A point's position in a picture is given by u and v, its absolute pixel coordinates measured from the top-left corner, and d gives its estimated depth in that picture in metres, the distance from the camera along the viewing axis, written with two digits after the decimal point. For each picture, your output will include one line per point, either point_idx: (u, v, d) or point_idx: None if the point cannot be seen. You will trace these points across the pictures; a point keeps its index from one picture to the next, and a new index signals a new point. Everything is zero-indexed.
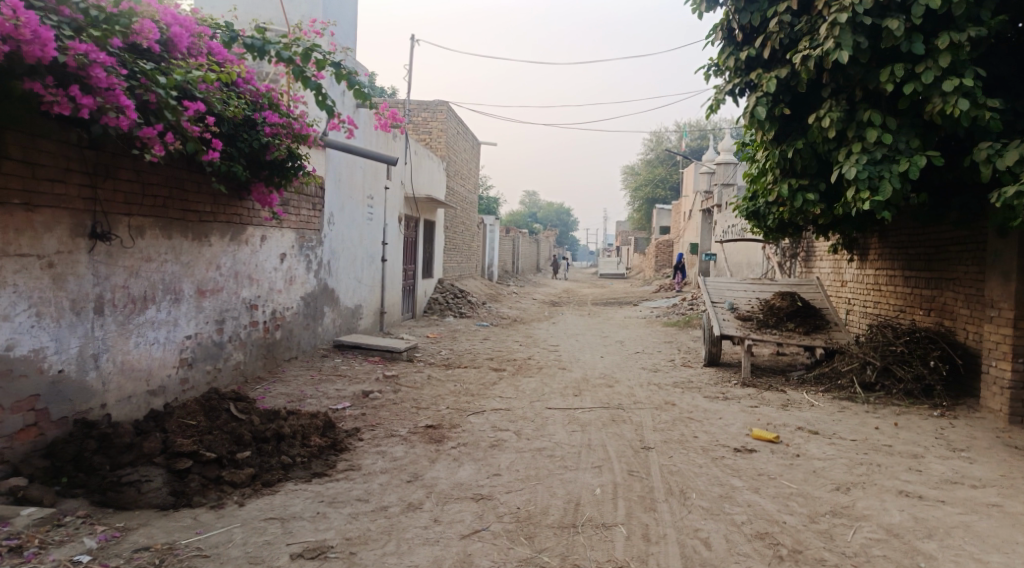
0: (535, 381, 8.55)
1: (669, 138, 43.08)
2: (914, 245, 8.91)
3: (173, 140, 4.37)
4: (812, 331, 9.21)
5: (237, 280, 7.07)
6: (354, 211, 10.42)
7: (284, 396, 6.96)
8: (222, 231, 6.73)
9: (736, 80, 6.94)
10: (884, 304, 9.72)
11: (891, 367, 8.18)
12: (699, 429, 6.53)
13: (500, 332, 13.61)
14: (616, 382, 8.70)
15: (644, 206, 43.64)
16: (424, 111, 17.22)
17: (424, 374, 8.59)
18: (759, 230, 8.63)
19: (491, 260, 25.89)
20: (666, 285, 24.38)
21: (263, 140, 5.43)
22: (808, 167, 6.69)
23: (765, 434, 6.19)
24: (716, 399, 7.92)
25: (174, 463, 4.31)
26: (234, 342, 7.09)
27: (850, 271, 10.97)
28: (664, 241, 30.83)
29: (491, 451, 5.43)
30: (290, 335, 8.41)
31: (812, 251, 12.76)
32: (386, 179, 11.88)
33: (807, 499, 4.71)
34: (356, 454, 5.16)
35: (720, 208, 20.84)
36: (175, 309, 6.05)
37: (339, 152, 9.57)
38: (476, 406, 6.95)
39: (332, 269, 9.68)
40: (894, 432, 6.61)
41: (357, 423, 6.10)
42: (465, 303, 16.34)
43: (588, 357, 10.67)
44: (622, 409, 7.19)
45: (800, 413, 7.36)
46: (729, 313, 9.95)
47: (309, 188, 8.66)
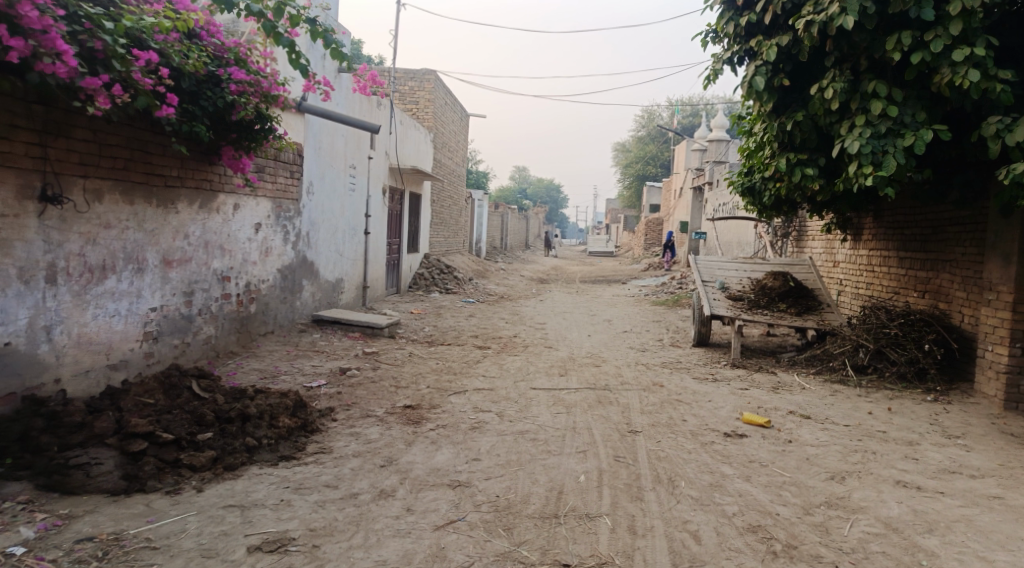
0: (520, 360, 8.29)
1: (661, 115, 42.61)
2: (910, 226, 8.68)
3: (120, 94, 4.08)
4: (804, 312, 8.99)
5: (207, 250, 6.73)
6: (335, 181, 10.04)
7: (256, 373, 6.66)
8: (191, 197, 6.37)
9: (735, 48, 6.61)
10: (878, 285, 9.51)
11: (884, 349, 7.98)
12: (688, 412, 6.31)
13: (486, 308, 13.32)
14: (603, 362, 8.45)
15: (635, 184, 43.29)
16: (411, 80, 16.73)
17: (406, 351, 8.31)
18: (752, 207, 8.36)
19: (479, 235, 25.54)
20: (655, 264, 24.15)
21: (227, 98, 5.07)
22: (808, 141, 6.38)
23: (756, 418, 5.97)
24: (705, 381, 7.71)
25: (128, 444, 4.00)
26: (204, 315, 6.76)
27: (843, 252, 10.76)
28: (654, 219, 30.54)
29: (470, 434, 5.16)
30: (266, 309, 8.09)
31: (804, 230, 12.55)
32: (370, 148, 11.49)
33: (801, 489, 4.49)
34: (327, 436, 4.88)
35: (711, 186, 20.57)
36: (138, 279, 5.72)
37: (320, 119, 9.19)
38: (457, 386, 6.68)
39: (312, 241, 9.33)
40: (888, 418, 6.42)
41: (331, 402, 5.82)
42: (451, 279, 16.02)
43: (575, 335, 10.42)
44: (609, 390, 6.95)
45: (791, 396, 7.15)
46: (720, 293, 9.72)
47: (286, 153, 8.28)
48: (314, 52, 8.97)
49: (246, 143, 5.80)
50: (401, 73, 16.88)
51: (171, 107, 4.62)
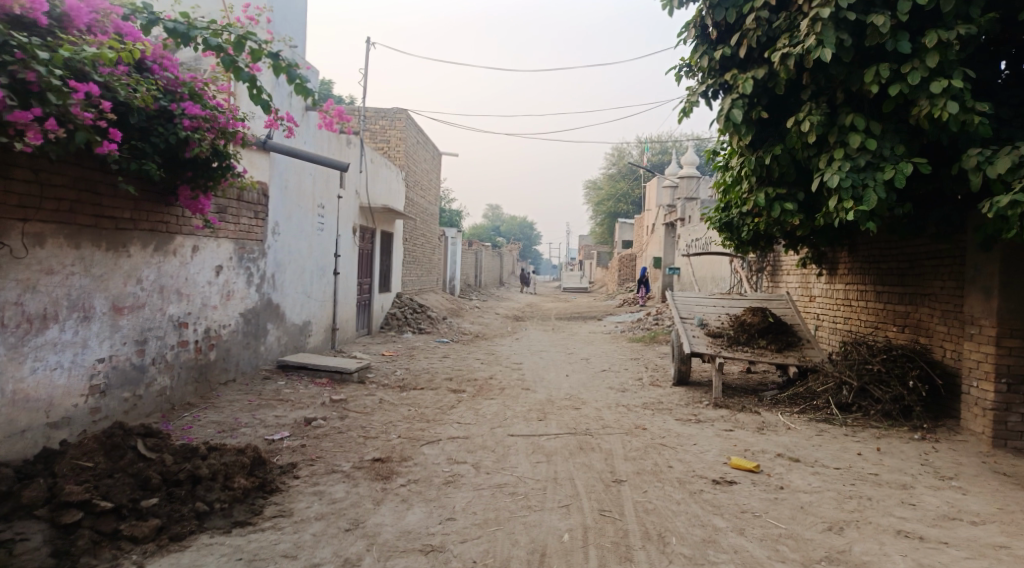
0: (496, 404, 7.94)
1: (631, 152, 43.12)
2: (886, 260, 8.62)
3: (55, 129, 3.81)
4: (784, 349, 8.81)
5: (163, 294, 6.35)
6: (303, 221, 9.72)
7: (214, 426, 6.23)
8: (145, 240, 6.00)
9: (710, 81, 6.51)
10: (856, 320, 9.40)
11: (868, 387, 7.79)
12: (673, 457, 6.02)
13: (460, 349, 12.96)
14: (582, 404, 8.14)
15: (608, 221, 43.53)
16: (382, 119, 16.57)
17: (376, 397, 7.93)
18: (729, 243, 8.22)
19: (452, 273, 25.25)
20: (630, 300, 24.03)
21: (179, 134, 4.78)
22: (786, 175, 6.25)
23: (744, 463, 5.69)
24: (687, 422, 7.43)
25: (60, 515, 3.59)
26: (159, 364, 6.35)
27: (818, 286, 10.69)
28: (627, 255, 30.56)
29: (445, 490, 4.80)
30: (227, 355, 7.67)
31: (779, 265, 12.49)
32: (339, 187, 11.23)
33: (798, 543, 4.20)
34: (288, 496, 4.49)
35: (683, 221, 20.62)
36: (84, 329, 5.33)
37: (286, 157, 8.93)
38: (430, 434, 6.30)
39: (277, 282, 8.95)
40: (878, 459, 6.19)
41: (294, 457, 5.42)
42: (424, 319, 15.65)
43: (552, 376, 10.10)
44: (590, 435, 6.64)
45: (778, 437, 6.90)
46: (699, 329, 9.52)
47: (249, 193, 7.96)
48: (280, 89, 8.78)
49: (202, 181, 5.50)
50: (372, 112, 16.73)
51: (114, 142, 4.34)
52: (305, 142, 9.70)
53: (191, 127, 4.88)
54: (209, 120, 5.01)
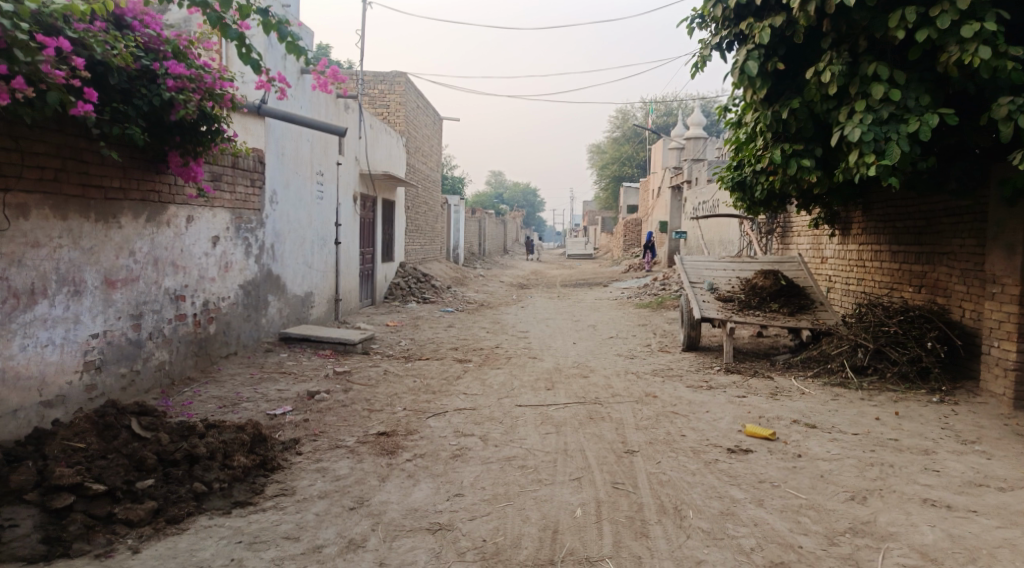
0: (503, 373, 7.78)
1: (635, 115, 42.42)
2: (902, 219, 8.36)
3: (24, 88, 3.55)
4: (797, 312, 8.59)
5: (158, 267, 6.15)
6: (301, 189, 9.47)
7: (214, 401, 6.09)
8: (136, 210, 5.78)
9: (724, 32, 6.19)
10: (869, 281, 9.18)
11: (884, 349, 7.58)
12: (686, 426, 5.86)
13: (465, 318, 12.78)
14: (591, 372, 7.97)
15: (612, 185, 43.03)
16: (381, 83, 16.17)
17: (380, 368, 7.77)
18: (741, 203, 7.96)
19: (456, 241, 25.01)
20: (636, 265, 23.78)
21: (163, 95, 4.55)
22: (804, 130, 5.97)
23: (760, 430, 5.52)
24: (699, 389, 7.26)
25: (50, 500, 3.45)
26: (156, 339, 6.18)
27: (831, 248, 10.43)
28: (633, 219, 30.20)
29: (452, 465, 4.64)
30: (227, 328, 7.50)
31: (789, 227, 12.22)
32: (339, 154, 10.95)
33: (820, 513, 4.04)
34: (290, 474, 4.34)
35: (690, 184, 20.26)
36: (75, 304, 5.14)
37: (282, 122, 8.65)
38: (436, 406, 6.14)
39: (277, 253, 8.74)
40: (897, 423, 6.01)
41: (296, 432, 5.26)
42: (428, 288, 15.45)
43: (559, 344, 9.92)
44: (600, 404, 6.48)
45: (792, 402, 6.73)
46: (709, 294, 9.29)
47: (245, 160, 7.71)
48: (273, 52, 8.48)
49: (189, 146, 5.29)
50: (370, 76, 16.33)
51: (88, 102, 4.08)
52: (302, 107, 9.41)
53: (175, 88, 4.62)
54: (195, 80, 4.76)
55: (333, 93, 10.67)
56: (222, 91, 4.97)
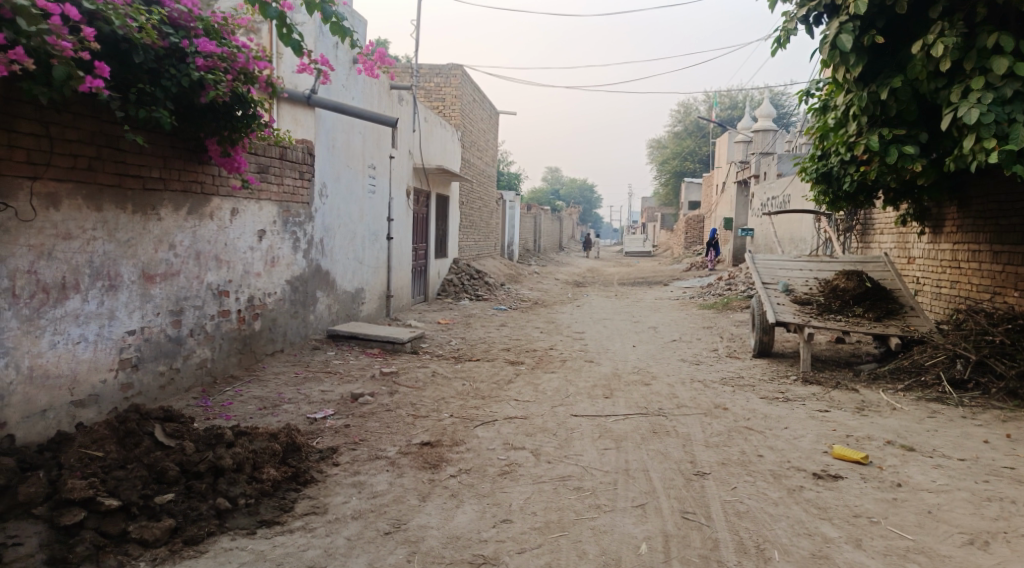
0: (557, 378, 7.28)
1: (697, 109, 41.17)
2: (1006, 215, 7.51)
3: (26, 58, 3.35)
4: (883, 317, 7.81)
5: (200, 261, 5.90)
6: (353, 182, 9.18)
7: (255, 402, 5.81)
8: (177, 202, 5.55)
9: (812, 3, 5.51)
10: (964, 284, 8.31)
11: (988, 361, 6.76)
12: (763, 444, 5.25)
13: (519, 317, 12.32)
14: (652, 379, 7.40)
15: (673, 181, 41.89)
16: (438, 76, 15.86)
17: (429, 369, 7.37)
18: (823, 197, 7.24)
19: (511, 238, 24.58)
20: (697, 264, 22.87)
21: (193, 74, 4.32)
22: (907, 113, 5.26)
23: (849, 453, 4.88)
24: (774, 401, 6.59)
25: (59, 516, 3.17)
26: (197, 336, 5.94)
27: (918, 247, 9.55)
28: (694, 217, 29.17)
29: (500, 483, 4.18)
30: (273, 325, 7.25)
31: (870, 224, 11.31)
32: (392, 147, 10.66)
33: (932, 561, 3.42)
34: (324, 488, 3.96)
35: (758, 179, 19.28)
36: (111, 299, 4.91)
37: (333, 113, 8.36)
38: (486, 414, 5.69)
39: (326, 248, 8.46)
40: (1009, 448, 5.24)
41: (335, 440, 4.89)
42: (482, 286, 15.06)
43: (618, 347, 9.35)
44: (663, 416, 5.91)
45: (882, 420, 6.01)
46: (783, 296, 8.56)
47: (293, 151, 7.43)
48: (325, 40, 8.23)
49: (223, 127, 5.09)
50: (427, 69, 16.05)
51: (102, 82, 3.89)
52: (354, 98, 9.14)
53: (206, 67, 4.42)
54: (227, 59, 4.55)
55: (387, 84, 10.39)
56: (256, 70, 4.75)
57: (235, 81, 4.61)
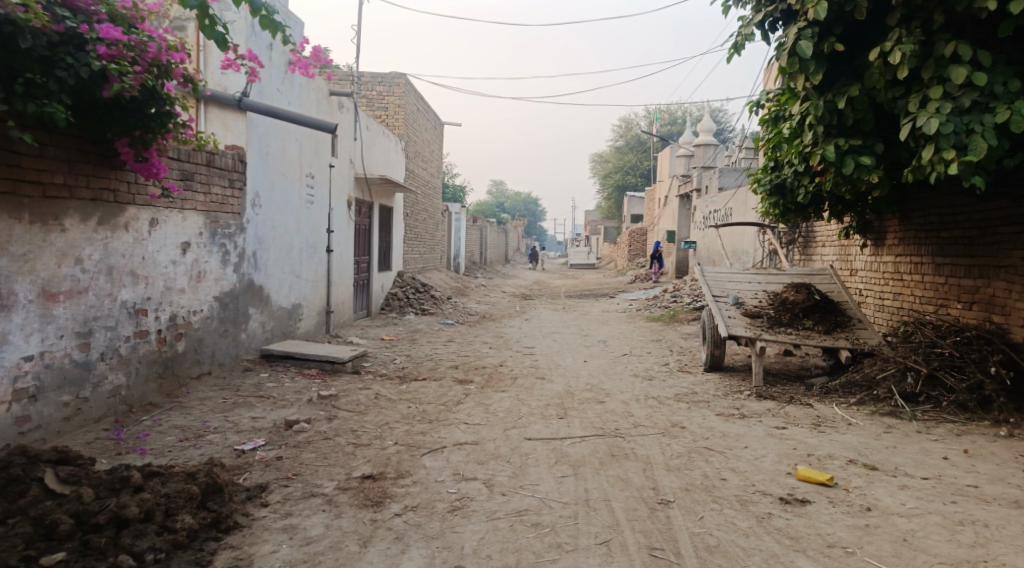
0: (508, 397, 6.91)
1: (639, 123, 41.70)
2: (947, 228, 7.55)
3: None
4: (833, 330, 7.76)
5: (112, 277, 5.32)
6: (288, 192, 8.65)
7: (176, 432, 5.26)
8: (85, 211, 5.00)
9: (767, 8, 5.35)
10: (907, 296, 8.36)
11: (938, 374, 6.73)
12: (725, 466, 5.01)
13: (466, 331, 11.90)
14: (607, 396, 7.11)
15: (615, 194, 42.30)
16: (379, 84, 15.39)
17: (371, 391, 6.90)
18: (776, 209, 7.14)
19: (457, 250, 24.18)
20: (642, 276, 22.90)
21: (93, 64, 3.95)
22: (864, 122, 5.15)
23: (814, 475, 4.69)
24: (731, 418, 6.39)
25: None
26: (109, 360, 5.34)
27: (861, 259, 9.62)
28: (637, 229, 29.39)
29: (450, 522, 3.79)
30: (199, 346, 6.66)
31: (813, 236, 11.41)
32: (331, 155, 10.16)
33: None
34: (249, 535, 3.49)
35: (701, 192, 19.47)
36: (2, 321, 4.37)
37: (266, 118, 7.85)
38: (433, 440, 5.28)
39: (259, 261, 7.90)
40: (969, 464, 5.15)
41: (265, 475, 4.40)
42: (427, 299, 14.56)
43: (569, 362, 9.05)
44: (621, 437, 5.62)
45: (840, 436, 5.87)
46: (735, 309, 8.43)
47: (221, 157, 6.89)
48: (258, 40, 7.75)
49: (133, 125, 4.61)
50: (368, 77, 15.57)
51: None
52: (290, 103, 8.66)
53: (109, 56, 4.06)
54: (135, 48, 4.18)
55: (326, 90, 9.92)
56: (170, 61, 4.41)
57: (146, 74, 4.25)
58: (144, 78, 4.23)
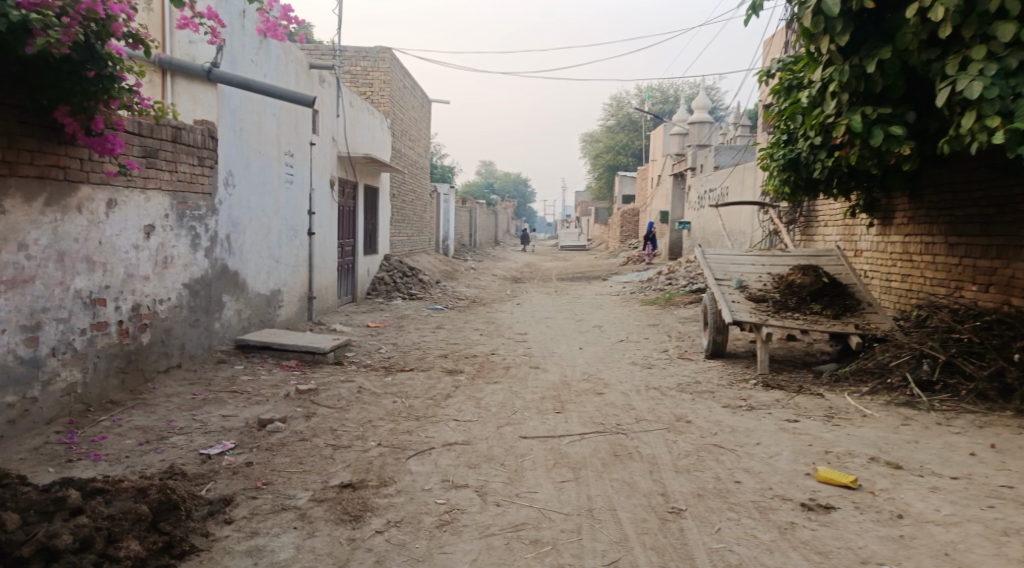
0: (501, 389, 6.47)
1: (629, 102, 41.07)
2: (962, 206, 7.14)
3: None
4: (842, 315, 7.35)
5: (64, 264, 4.82)
6: (265, 171, 8.12)
7: (137, 435, 4.79)
8: (29, 190, 4.49)
9: None
10: (917, 278, 7.95)
11: (956, 361, 6.33)
12: (738, 466, 4.61)
13: (456, 317, 11.45)
14: (605, 387, 6.70)
15: (606, 175, 41.76)
16: (364, 59, 14.77)
17: (354, 384, 6.45)
18: (788, 186, 6.73)
19: (446, 233, 23.66)
20: (634, 257, 22.48)
21: (10, 14, 3.50)
22: (894, 88, 4.81)
23: (837, 476, 4.29)
24: (739, 410, 5.99)
25: None
26: (63, 355, 4.84)
27: (866, 239, 9.22)
28: (629, 209, 28.98)
29: (438, 541, 3.37)
30: (168, 337, 6.17)
31: (815, 216, 11.01)
32: (312, 133, 9.62)
33: None
34: (207, 561, 3.04)
35: (695, 171, 19.02)
36: None
37: (239, 90, 7.30)
38: (420, 441, 4.84)
39: (233, 245, 7.39)
40: (999, 461, 4.76)
41: (231, 485, 3.94)
42: (415, 284, 14.07)
43: (563, 350, 8.62)
44: (623, 434, 5.21)
45: (857, 430, 5.48)
46: (738, 293, 8.01)
47: (189, 133, 6.34)
48: (230, 5, 7.17)
49: (74, 94, 4.12)
50: (352, 52, 14.96)
51: None
52: (266, 75, 8.09)
53: (31, 5, 3.61)
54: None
55: (306, 63, 9.35)
56: (109, 14, 3.92)
57: (79, 28, 3.76)
58: (75, 33, 3.73)
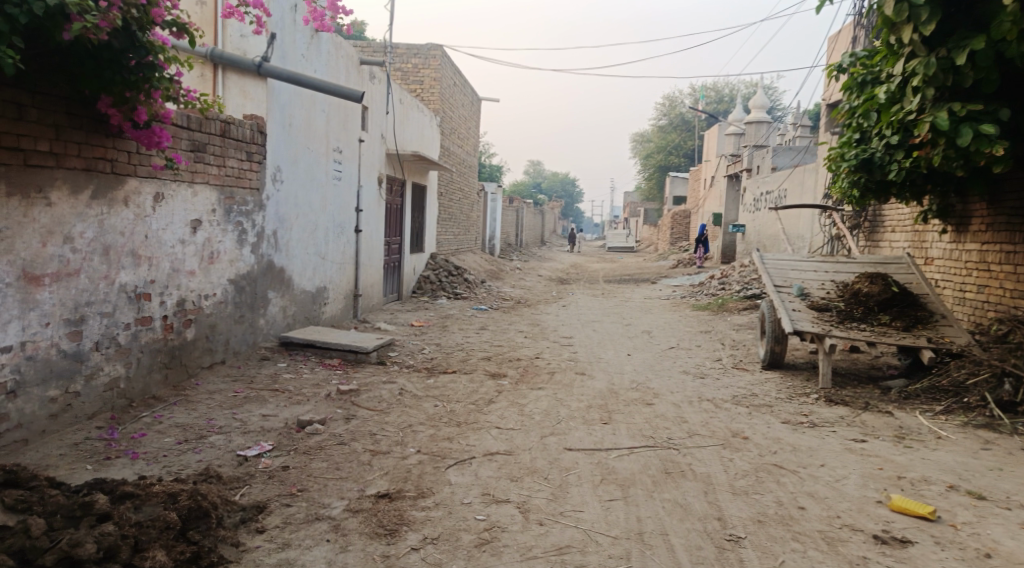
0: (545, 396, 6.22)
1: (683, 102, 40.26)
2: None
3: None
4: (912, 327, 6.87)
5: (109, 257, 4.78)
6: (313, 167, 8.05)
7: (176, 433, 4.71)
8: (76, 183, 4.45)
9: None
10: (995, 289, 7.39)
11: None
12: (801, 489, 4.27)
13: (501, 318, 11.25)
14: (655, 397, 6.39)
15: (656, 176, 41.05)
16: (415, 57, 14.72)
17: (396, 385, 6.30)
18: (858, 188, 6.33)
19: (492, 232, 23.51)
20: (685, 260, 21.93)
21: None
22: (988, 82, 4.58)
23: (913, 506, 3.91)
24: (800, 427, 5.61)
25: None
26: (106, 349, 4.81)
27: (938, 246, 8.66)
28: (680, 211, 28.36)
29: (477, 562, 3.17)
30: (212, 333, 6.13)
31: (881, 221, 10.43)
32: (361, 130, 9.55)
33: None
34: None
35: (751, 173, 18.42)
36: None
37: (289, 86, 7.24)
38: (460, 449, 4.64)
39: (279, 242, 7.33)
40: None
41: (266, 491, 3.80)
42: (461, 282, 13.93)
43: (611, 356, 8.32)
44: (675, 449, 4.91)
45: (932, 453, 5.05)
46: (799, 301, 7.58)
47: (237, 128, 6.28)
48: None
49: (116, 83, 4.06)
50: (403, 49, 14.92)
51: None
52: (316, 71, 8.04)
53: None
54: None
55: (356, 59, 9.29)
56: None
57: (118, 12, 3.69)
58: (114, 17, 3.65)
